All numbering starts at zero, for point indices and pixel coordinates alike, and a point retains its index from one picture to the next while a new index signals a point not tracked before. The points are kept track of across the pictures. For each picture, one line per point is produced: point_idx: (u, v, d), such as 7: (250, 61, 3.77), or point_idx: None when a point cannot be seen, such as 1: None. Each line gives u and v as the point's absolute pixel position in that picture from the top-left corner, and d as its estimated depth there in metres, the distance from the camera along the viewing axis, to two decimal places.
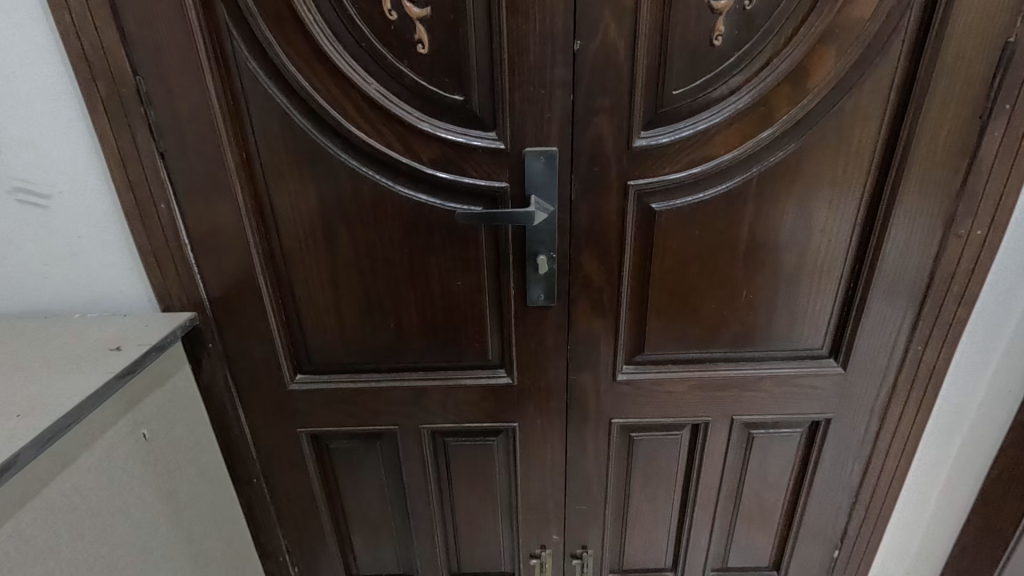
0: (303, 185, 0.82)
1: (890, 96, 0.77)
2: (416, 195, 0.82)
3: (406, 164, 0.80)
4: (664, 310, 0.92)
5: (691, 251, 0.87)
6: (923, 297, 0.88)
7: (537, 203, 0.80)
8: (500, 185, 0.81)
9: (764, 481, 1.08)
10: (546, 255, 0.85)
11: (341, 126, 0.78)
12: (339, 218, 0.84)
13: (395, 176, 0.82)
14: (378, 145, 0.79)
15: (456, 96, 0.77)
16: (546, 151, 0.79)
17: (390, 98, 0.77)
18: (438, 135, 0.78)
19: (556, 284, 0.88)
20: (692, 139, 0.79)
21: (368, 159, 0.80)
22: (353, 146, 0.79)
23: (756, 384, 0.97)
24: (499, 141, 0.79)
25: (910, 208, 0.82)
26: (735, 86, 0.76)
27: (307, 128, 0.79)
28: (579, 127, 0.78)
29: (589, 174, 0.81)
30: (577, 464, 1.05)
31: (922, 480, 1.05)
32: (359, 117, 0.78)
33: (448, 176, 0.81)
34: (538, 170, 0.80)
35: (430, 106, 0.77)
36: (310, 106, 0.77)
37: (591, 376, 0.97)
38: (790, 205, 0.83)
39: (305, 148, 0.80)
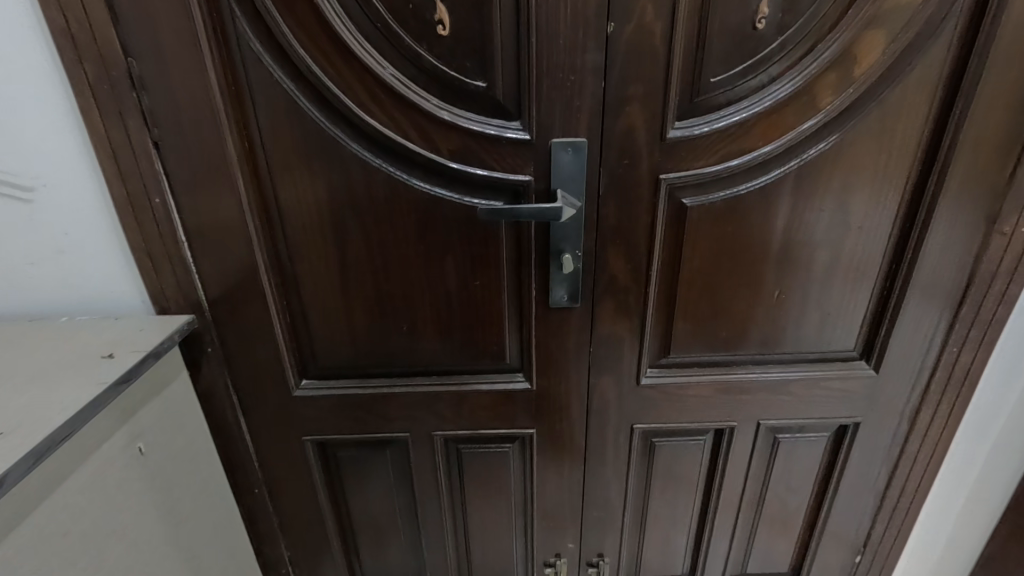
0: (311, 178, 0.76)
1: (938, 85, 0.73)
2: (432, 188, 0.77)
3: (424, 156, 0.74)
4: (691, 311, 0.87)
5: (722, 249, 0.82)
6: (961, 297, 0.85)
7: (563, 198, 0.75)
8: (523, 178, 0.76)
9: (787, 486, 1.04)
10: (571, 253, 0.80)
11: (353, 115, 0.72)
12: (349, 215, 0.78)
13: (411, 170, 0.76)
14: (393, 135, 0.73)
15: (478, 82, 0.71)
16: (575, 142, 0.73)
17: (407, 84, 0.71)
18: (458, 124, 0.72)
19: (580, 284, 0.83)
20: (730, 130, 0.74)
21: (382, 151, 0.75)
22: (366, 136, 0.74)
23: (784, 387, 0.93)
24: (524, 131, 0.73)
25: (954, 204, 0.78)
26: (776, 74, 0.72)
27: (316, 117, 0.73)
28: (610, 116, 0.73)
29: (619, 167, 0.76)
30: (595, 470, 1.01)
31: (950, 485, 1.02)
32: (373, 105, 0.72)
33: (468, 169, 0.75)
34: (565, 162, 0.75)
35: (450, 94, 0.72)
36: (320, 92, 0.71)
37: (612, 380, 0.92)
38: (829, 201, 0.79)
39: (314, 138, 0.74)
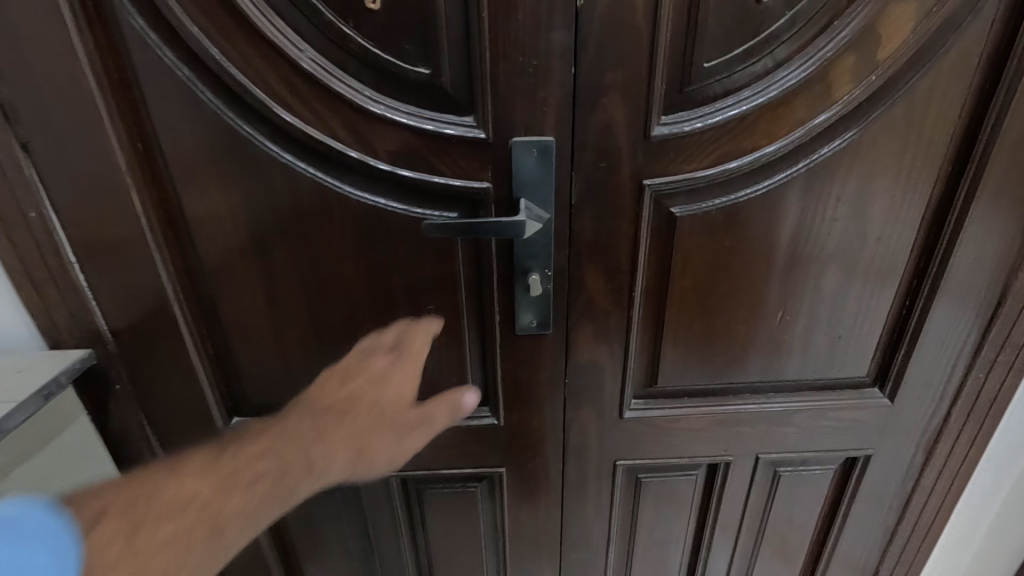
0: (223, 188, 0.63)
1: (976, 70, 0.61)
2: (371, 198, 0.64)
3: (358, 159, 0.61)
4: (682, 335, 0.76)
5: (717, 264, 0.71)
6: (991, 317, 0.74)
7: (528, 209, 0.63)
8: (480, 186, 0.63)
9: (789, 522, 0.93)
10: (540, 273, 0.68)
11: (268, 111, 0.59)
12: (273, 231, 0.65)
13: (345, 176, 0.63)
14: (318, 134, 0.60)
15: (420, 69, 0.58)
16: (541, 141, 0.61)
17: (332, 72, 0.57)
18: (397, 121, 0.59)
19: (551, 309, 0.71)
20: (727, 126, 0.62)
21: (308, 154, 0.62)
22: (286, 135, 0.60)
23: (787, 418, 0.82)
24: (478, 129, 0.60)
25: (988, 212, 0.67)
26: (783, 58, 0.59)
27: (222, 113, 0.59)
28: (582, 109, 0.60)
29: (594, 171, 0.63)
30: (574, 510, 0.89)
31: (969, 519, 0.91)
32: (291, 97, 0.58)
33: (411, 175, 0.62)
34: (529, 167, 0.62)
35: (386, 83, 0.59)
36: (224, 82, 0.58)
37: (592, 413, 0.81)
38: (842, 210, 0.67)
39: (222, 139, 0.60)
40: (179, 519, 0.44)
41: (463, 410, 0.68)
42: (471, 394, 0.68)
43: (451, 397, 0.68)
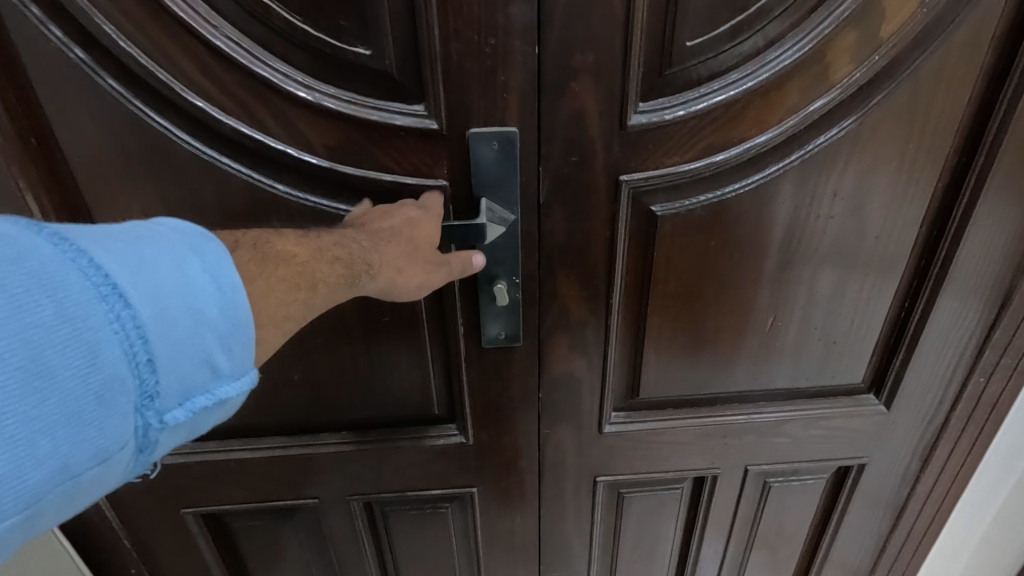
0: (137, 190, 0.54)
1: (988, 49, 0.54)
2: (311, 199, 0.56)
3: (293, 155, 0.53)
4: (665, 344, 0.69)
5: (702, 266, 0.64)
6: (994, 319, 0.68)
7: (489, 208, 0.56)
8: (435, 183, 0.56)
9: (779, 533, 0.89)
10: (506, 280, 0.62)
11: (182, 101, 0.50)
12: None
13: (279, 175, 0.55)
14: (244, 126, 0.52)
15: (359, 49, 0.50)
16: (502, 134, 0.54)
17: (255, 54, 0.49)
18: (336, 110, 0.52)
19: (520, 321, 0.65)
20: (713, 113, 0.55)
21: (234, 150, 0.53)
22: (206, 128, 0.52)
23: (777, 429, 0.77)
24: (430, 119, 0.53)
25: (996, 205, 0.61)
26: (776, 36, 0.52)
27: (127, 104, 0.51)
28: (548, 95, 0.53)
29: (563, 166, 0.57)
30: (553, 528, 0.84)
31: (964, 527, 0.87)
32: (209, 82, 0.50)
33: (355, 173, 0.54)
34: (489, 162, 0.55)
35: (320, 67, 0.51)
36: (126, 65, 0.49)
37: (569, 427, 0.74)
38: (839, 206, 0.61)
39: (130, 134, 0.52)
40: (278, 289, 0.42)
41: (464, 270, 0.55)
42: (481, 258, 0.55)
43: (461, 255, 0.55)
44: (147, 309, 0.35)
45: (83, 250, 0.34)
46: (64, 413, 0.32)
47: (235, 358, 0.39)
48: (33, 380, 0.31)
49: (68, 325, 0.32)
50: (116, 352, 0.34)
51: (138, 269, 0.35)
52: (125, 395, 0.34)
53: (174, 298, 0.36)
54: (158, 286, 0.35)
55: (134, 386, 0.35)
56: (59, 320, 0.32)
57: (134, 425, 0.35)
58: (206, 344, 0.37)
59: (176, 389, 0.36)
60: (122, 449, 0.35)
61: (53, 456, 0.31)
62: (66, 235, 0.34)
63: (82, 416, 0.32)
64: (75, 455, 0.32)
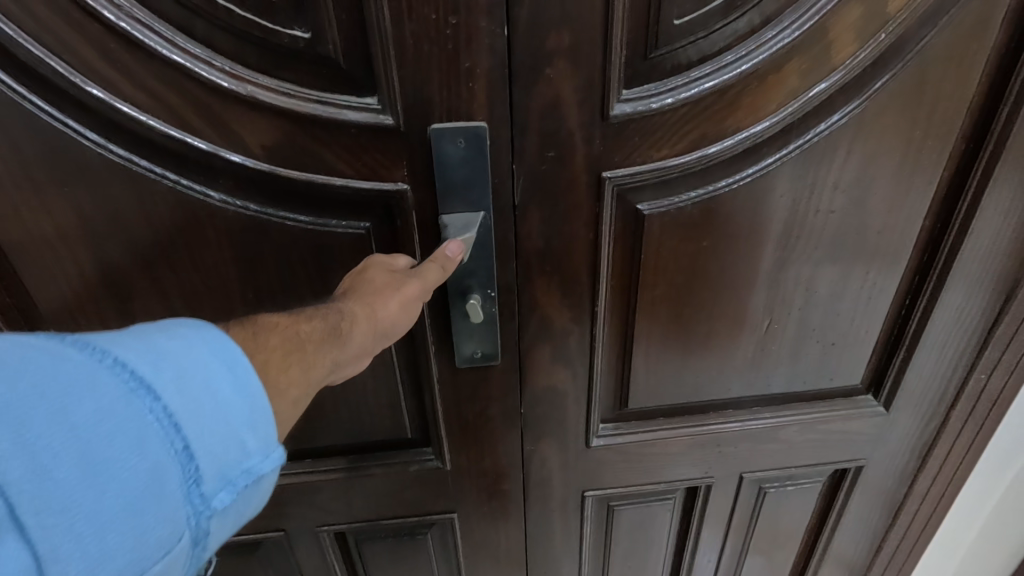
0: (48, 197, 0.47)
1: (1001, 25, 0.50)
2: (252, 208, 0.50)
3: (225, 159, 0.47)
4: (653, 352, 0.64)
5: (693, 269, 0.59)
6: (998, 315, 0.65)
7: (456, 220, 0.51)
8: (394, 187, 0.50)
9: (774, 538, 0.85)
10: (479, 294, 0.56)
11: (86, 99, 0.44)
12: (126, 253, 0.50)
13: (212, 181, 0.48)
14: (162, 125, 0.45)
15: (298, 32, 0.43)
16: (469, 131, 0.48)
17: (175, 41, 0.42)
18: (273, 104, 0.45)
19: (497, 338, 0.59)
20: (704, 101, 0.49)
21: (155, 154, 0.47)
22: (120, 130, 0.45)
23: (773, 434, 0.73)
24: (384, 113, 0.47)
25: (1007, 194, 0.57)
26: (773, 12, 0.47)
27: (22, 104, 0.44)
28: (519, 82, 0.47)
29: (538, 162, 0.51)
30: (540, 546, 0.79)
31: (958, 523, 0.85)
32: (122, 76, 0.43)
33: (299, 176, 0.48)
34: (457, 163, 0.49)
35: (253, 55, 0.44)
36: (15, 57, 0.42)
37: (554, 443, 0.69)
38: (839, 200, 0.56)
39: (30, 136, 0.45)
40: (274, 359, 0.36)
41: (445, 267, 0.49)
42: (451, 244, 0.49)
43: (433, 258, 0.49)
44: (179, 390, 0.29)
45: (102, 346, 0.29)
46: (117, 508, 0.26)
47: (267, 432, 0.33)
48: (80, 475, 0.25)
49: (104, 415, 0.27)
50: (153, 438, 0.28)
51: (157, 352, 0.30)
52: (173, 483, 0.28)
53: (201, 377, 0.31)
54: (179, 366, 0.30)
55: (177, 473, 0.28)
56: (95, 409, 0.26)
57: (187, 516, 0.29)
58: (238, 419, 0.31)
59: (218, 470, 0.30)
60: (182, 544, 0.28)
61: (116, 557, 0.26)
62: (81, 336, 0.29)
63: (131, 509, 0.26)
64: (141, 553, 0.27)
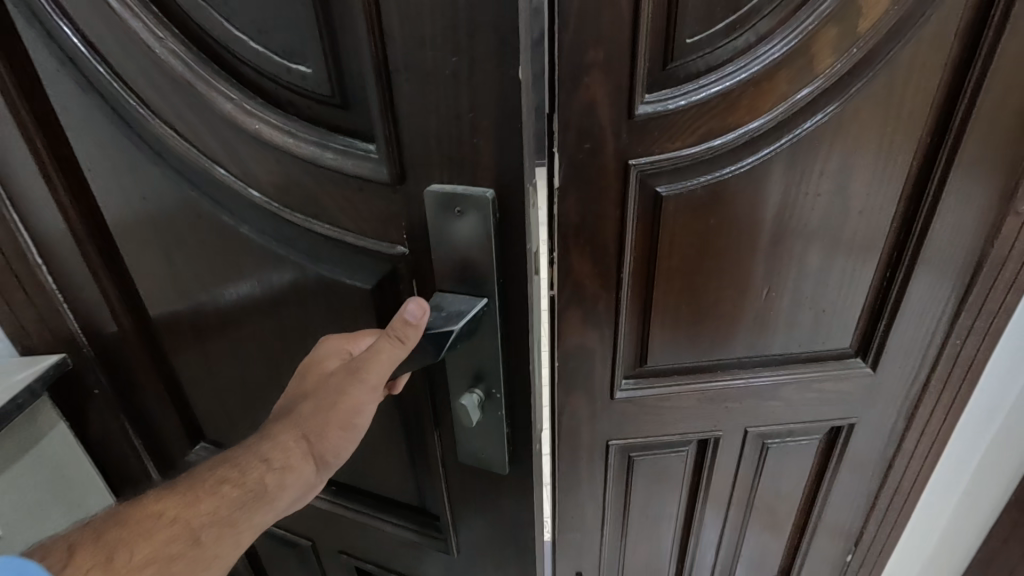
0: (174, 202, 0.66)
1: (955, 39, 0.60)
2: (272, 236, 0.64)
3: (249, 193, 0.61)
4: (669, 316, 0.76)
5: (701, 242, 0.70)
6: (968, 286, 0.75)
7: (453, 298, 0.58)
8: (390, 246, 0.60)
9: (777, 492, 0.96)
10: (484, 387, 0.63)
11: (165, 141, 0.61)
12: (213, 245, 0.67)
13: (242, 209, 0.63)
14: (207, 164, 0.61)
15: (311, 80, 0.53)
16: (474, 196, 0.53)
17: (227, 93, 0.57)
18: (283, 144, 0.57)
19: (496, 428, 0.66)
20: (711, 102, 0.61)
21: (202, 188, 0.63)
22: (183, 169, 0.63)
23: (772, 392, 0.84)
24: (379, 160, 0.55)
25: (965, 182, 0.67)
26: (765, 32, 0.59)
27: (140, 148, 0.63)
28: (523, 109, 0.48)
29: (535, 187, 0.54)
30: (570, 489, 0.91)
31: (947, 479, 0.94)
32: (201, 115, 0.58)
33: (293, 218, 0.61)
34: (458, 229, 0.55)
35: (288, 117, 0.56)
36: (131, 115, 0.60)
37: (582, 396, 0.81)
38: (826, 182, 0.67)
39: (156, 164, 0.63)
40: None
41: (401, 335, 0.54)
42: (409, 305, 0.54)
43: (392, 326, 0.55)
44: None
45: None
46: None
47: None
48: None
49: None
50: None
51: None
52: None
53: None
54: None
55: None
56: None
57: None
58: None
59: None
60: None
61: None
62: None
63: None
64: None
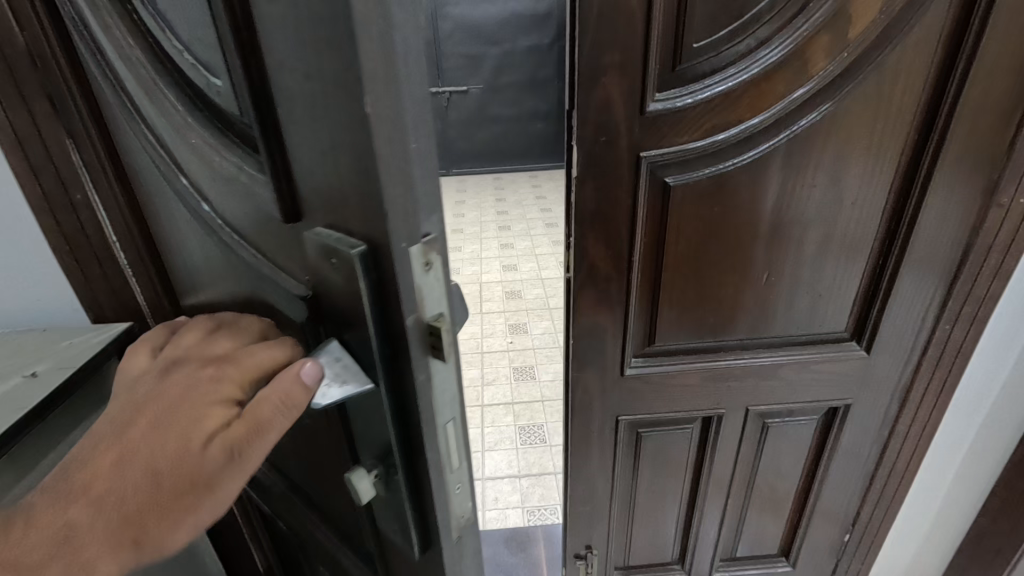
0: (167, 208, 0.57)
1: (938, 45, 0.66)
2: (225, 263, 0.50)
3: (201, 210, 0.48)
4: (676, 297, 0.82)
5: (705, 229, 0.77)
6: (955, 274, 0.80)
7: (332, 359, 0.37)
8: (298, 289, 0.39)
9: (777, 471, 1.02)
10: (382, 465, 0.41)
11: (146, 143, 0.51)
12: (197, 259, 0.56)
13: (201, 228, 0.50)
14: (170, 170, 0.50)
15: (217, 83, 0.37)
16: (341, 241, 0.32)
17: (167, 93, 0.44)
18: (207, 160, 0.42)
19: (399, 521, 0.43)
20: (715, 100, 0.68)
21: (174, 197, 0.53)
22: (159, 174, 0.53)
23: (773, 372, 0.90)
24: (276, 194, 0.36)
25: (950, 175, 0.73)
26: (765, 38, 0.65)
27: (136, 146, 0.55)
28: (382, 140, 0.28)
29: (436, 233, 0.33)
30: (582, 461, 0.98)
31: (940, 462, 0.99)
32: (156, 115, 0.46)
33: (238, 248, 0.46)
34: (333, 281, 0.35)
35: (209, 128, 0.41)
36: (120, 109, 0.53)
37: (595, 371, 0.88)
38: (822, 174, 0.74)
39: (148, 166, 0.56)
40: None
41: (289, 398, 0.36)
42: (308, 363, 0.36)
43: (279, 377, 0.36)
44: None
45: None
46: None
47: None
48: None
49: None
50: None
51: None
52: None
53: None
54: None
55: None
56: None
57: None
58: None
59: None
60: None
61: None
62: None
63: None
64: None
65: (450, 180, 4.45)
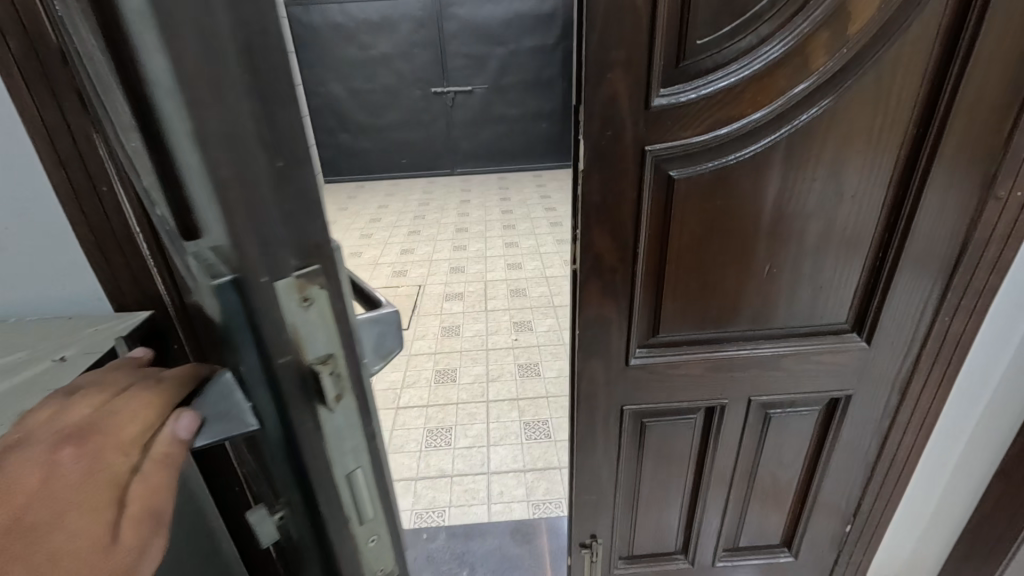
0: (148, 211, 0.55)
1: (935, 42, 0.68)
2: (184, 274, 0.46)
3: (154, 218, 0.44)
4: (680, 289, 0.84)
5: (707, 222, 0.79)
6: (955, 266, 0.82)
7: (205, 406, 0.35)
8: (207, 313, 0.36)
9: (779, 461, 1.03)
10: (288, 506, 0.41)
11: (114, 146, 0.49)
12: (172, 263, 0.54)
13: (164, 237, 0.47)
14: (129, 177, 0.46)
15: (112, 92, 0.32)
16: (211, 265, 0.30)
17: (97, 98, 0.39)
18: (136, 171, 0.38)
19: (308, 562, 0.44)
20: (718, 95, 0.70)
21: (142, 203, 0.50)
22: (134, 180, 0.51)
23: (775, 362, 0.91)
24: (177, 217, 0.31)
25: (948, 168, 0.75)
26: (767, 35, 0.67)
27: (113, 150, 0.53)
28: (242, 174, 0.27)
29: (317, 265, 0.31)
30: (587, 451, 1.00)
31: (941, 452, 1.00)
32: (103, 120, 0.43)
33: (181, 263, 0.41)
34: (215, 310, 0.33)
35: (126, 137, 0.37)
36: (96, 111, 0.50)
37: (600, 361, 0.90)
38: (822, 168, 0.76)
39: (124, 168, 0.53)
40: None
41: (168, 451, 0.33)
42: (185, 416, 0.34)
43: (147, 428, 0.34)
44: None
45: None
46: None
47: None
48: None
49: None
50: None
51: None
52: None
53: None
54: None
55: None
56: None
57: None
58: None
59: None
60: None
61: None
62: None
63: None
64: None
65: (455, 180, 4.48)
